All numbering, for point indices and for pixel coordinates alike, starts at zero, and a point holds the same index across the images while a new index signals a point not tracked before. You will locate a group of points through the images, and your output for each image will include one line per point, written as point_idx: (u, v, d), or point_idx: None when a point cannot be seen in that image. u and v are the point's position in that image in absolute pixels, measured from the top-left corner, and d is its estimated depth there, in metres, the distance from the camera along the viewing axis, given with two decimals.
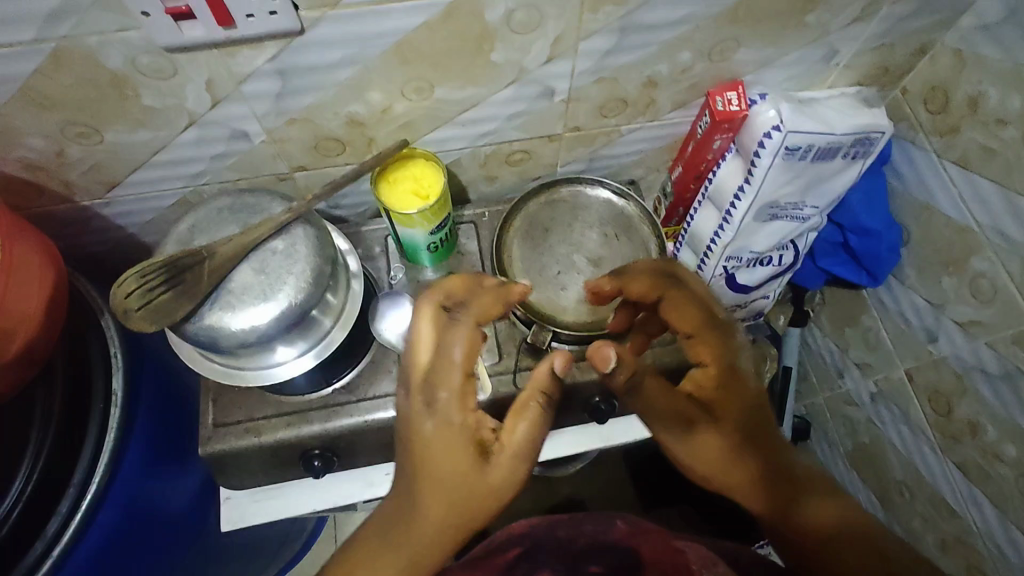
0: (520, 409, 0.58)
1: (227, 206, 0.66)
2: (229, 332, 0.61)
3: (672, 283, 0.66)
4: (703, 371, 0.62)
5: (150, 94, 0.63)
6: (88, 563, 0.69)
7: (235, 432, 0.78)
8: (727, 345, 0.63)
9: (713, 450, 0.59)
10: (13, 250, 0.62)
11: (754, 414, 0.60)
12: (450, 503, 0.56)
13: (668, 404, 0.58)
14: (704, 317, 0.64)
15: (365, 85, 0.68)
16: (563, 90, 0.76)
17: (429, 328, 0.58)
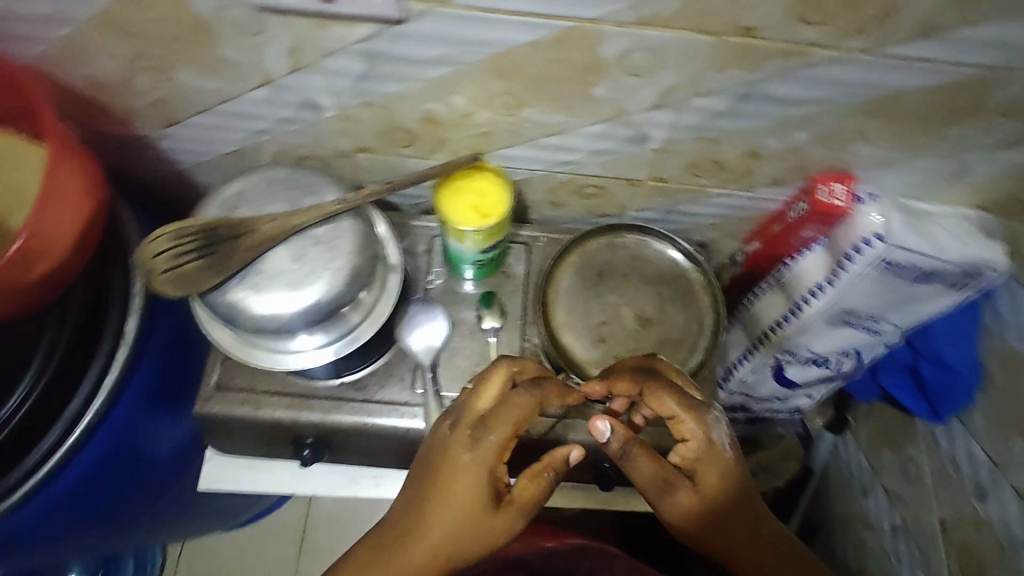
0: (537, 472, 0.60)
1: (279, 179, 0.62)
2: (250, 315, 0.57)
3: (646, 376, 0.64)
4: (687, 445, 0.62)
5: (231, 46, 0.59)
6: (65, 492, 0.68)
7: (235, 400, 0.76)
8: (708, 423, 0.62)
9: (698, 516, 0.62)
10: (55, 174, 0.58)
11: (735, 486, 0.62)
12: (454, 539, 0.57)
13: (657, 475, 0.61)
14: (684, 402, 0.62)
15: (452, 87, 0.63)
16: (659, 139, 0.69)
17: (497, 386, 0.60)
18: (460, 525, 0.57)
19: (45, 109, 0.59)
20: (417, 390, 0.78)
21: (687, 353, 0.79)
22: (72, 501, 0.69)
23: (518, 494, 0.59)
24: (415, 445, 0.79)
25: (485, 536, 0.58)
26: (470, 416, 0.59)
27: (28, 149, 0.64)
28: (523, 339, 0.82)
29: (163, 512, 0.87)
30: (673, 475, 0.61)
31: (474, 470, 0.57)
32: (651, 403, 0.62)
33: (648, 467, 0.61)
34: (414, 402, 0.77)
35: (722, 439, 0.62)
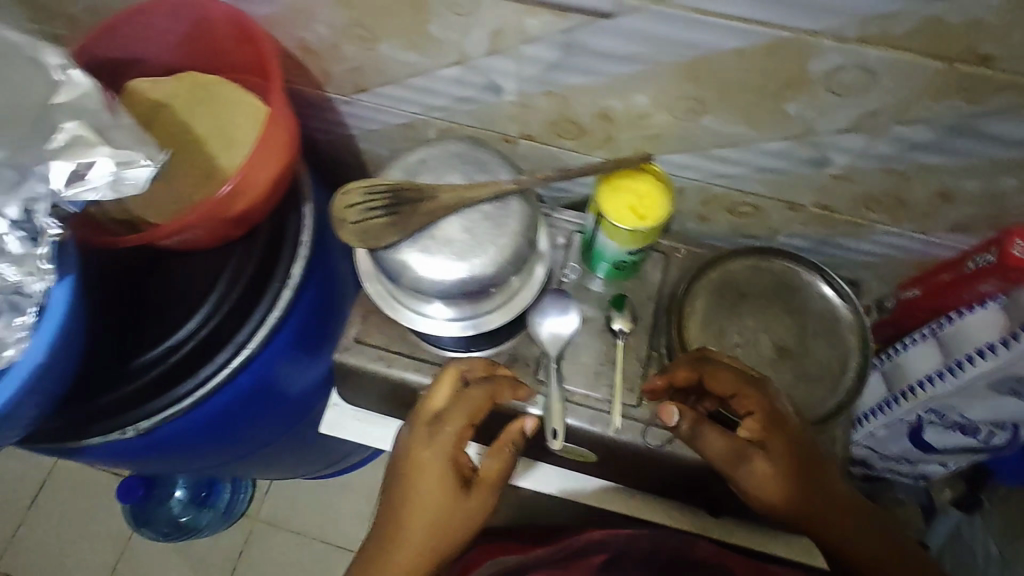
0: (498, 447, 0.63)
1: (458, 153, 0.65)
2: (414, 276, 0.60)
3: (705, 359, 0.68)
4: (753, 416, 0.65)
5: (439, 23, 0.63)
6: (217, 409, 0.73)
7: (370, 355, 0.80)
8: (769, 393, 0.65)
9: (773, 479, 0.62)
10: (273, 121, 0.64)
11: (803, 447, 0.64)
12: (443, 528, 0.59)
13: (730, 447, 0.63)
14: (743, 377, 0.66)
15: (637, 85, 0.63)
16: (840, 165, 0.66)
17: (448, 385, 0.64)
18: (437, 513, 0.59)
19: (273, 62, 0.66)
20: (539, 378, 0.79)
21: (827, 393, 0.76)
22: (218, 420, 0.75)
23: (484, 473, 0.62)
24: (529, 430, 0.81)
25: (465, 519, 0.60)
26: (426, 415, 0.62)
27: (244, 99, 0.71)
28: (650, 348, 0.81)
29: (282, 444, 0.93)
30: (746, 448, 0.63)
31: (441, 456, 0.60)
32: (712, 383, 0.67)
33: (719, 440, 0.63)
34: (536, 389, 0.79)
35: (785, 409, 0.65)
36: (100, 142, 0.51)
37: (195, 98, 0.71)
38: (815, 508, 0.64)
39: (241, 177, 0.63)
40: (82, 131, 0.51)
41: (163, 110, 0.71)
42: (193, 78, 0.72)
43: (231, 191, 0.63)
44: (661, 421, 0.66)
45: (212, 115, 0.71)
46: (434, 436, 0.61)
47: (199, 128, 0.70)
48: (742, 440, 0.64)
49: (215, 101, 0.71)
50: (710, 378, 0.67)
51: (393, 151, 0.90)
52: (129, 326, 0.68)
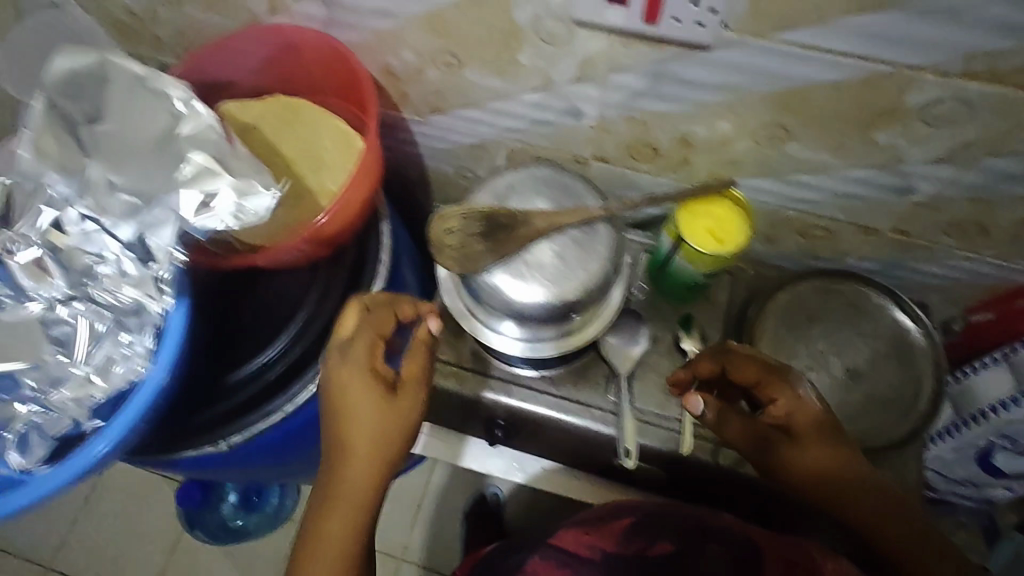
0: (414, 348, 0.61)
1: (544, 178, 0.67)
2: (507, 298, 0.63)
3: (727, 355, 0.65)
4: (776, 405, 0.63)
5: (529, 52, 0.64)
6: (300, 425, 0.73)
7: (441, 371, 0.81)
8: (794, 382, 0.63)
9: (795, 466, 0.63)
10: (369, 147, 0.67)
11: (823, 431, 0.62)
12: (378, 443, 0.58)
13: (750, 434, 0.65)
14: (763, 369, 0.63)
15: (724, 113, 0.64)
16: (924, 193, 0.66)
17: (352, 312, 0.60)
18: (375, 425, 0.58)
19: (372, 90, 0.69)
20: (609, 397, 0.80)
21: (899, 416, 0.76)
22: (301, 435, 0.75)
23: (406, 374, 0.60)
24: (598, 446, 0.83)
25: (400, 423, 0.59)
26: (335, 340, 0.60)
27: (330, 119, 0.73)
28: None
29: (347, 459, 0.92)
30: (767, 435, 0.64)
31: (355, 369, 0.58)
32: (735, 377, 0.64)
33: (740, 427, 0.65)
34: (607, 407, 0.80)
35: (810, 395, 0.63)
36: (221, 171, 0.56)
37: (281, 118, 0.73)
38: (837, 484, 0.62)
39: (339, 203, 0.65)
40: (205, 163, 0.56)
41: (252, 131, 0.72)
42: (278, 98, 0.74)
43: (329, 216, 0.65)
44: (688, 410, 0.68)
45: (300, 137, 0.73)
46: (351, 350, 0.59)
47: (288, 149, 0.72)
48: (764, 425, 0.65)
49: (302, 122, 0.73)
50: (734, 372, 0.64)
51: (460, 168, 0.91)
52: (225, 343, 0.71)
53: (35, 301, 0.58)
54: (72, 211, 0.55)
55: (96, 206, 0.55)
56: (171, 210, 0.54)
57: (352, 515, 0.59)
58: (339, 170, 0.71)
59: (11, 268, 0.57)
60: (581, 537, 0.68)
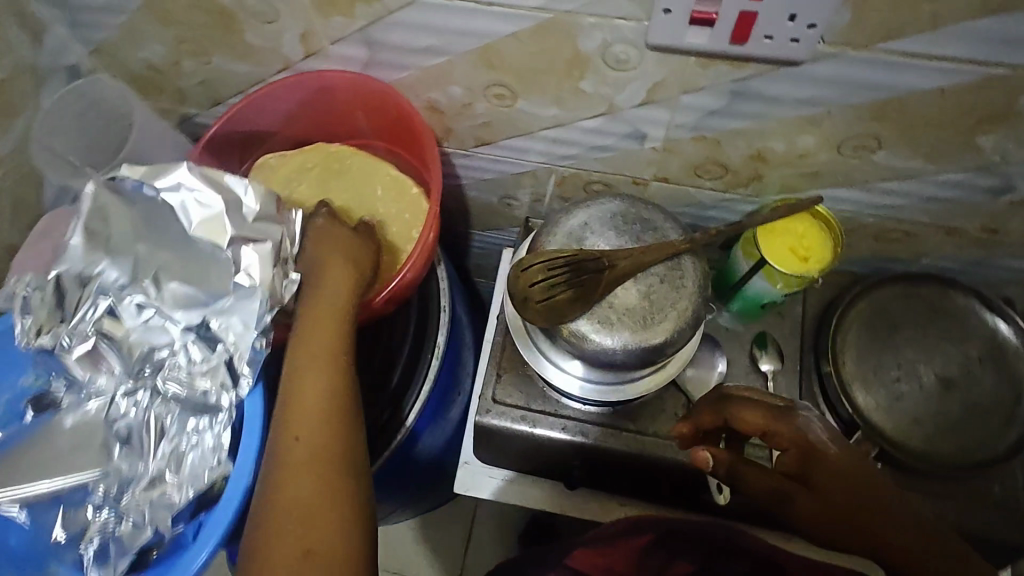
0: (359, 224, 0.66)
1: (617, 213, 0.62)
2: (596, 349, 0.58)
3: (739, 408, 0.59)
4: (789, 451, 0.57)
5: (593, 79, 0.60)
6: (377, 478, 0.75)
7: (511, 416, 0.76)
8: (802, 424, 0.57)
9: (812, 514, 0.55)
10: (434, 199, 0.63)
11: (845, 474, 0.54)
12: (355, 286, 0.59)
13: (771, 488, 0.56)
14: (775, 419, 0.58)
15: (807, 127, 0.60)
16: (1023, 190, 0.63)
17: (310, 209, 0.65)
18: (345, 261, 0.60)
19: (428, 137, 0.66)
20: None
21: (1003, 424, 0.71)
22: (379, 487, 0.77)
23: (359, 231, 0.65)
24: (685, 486, 0.77)
25: (364, 255, 0.62)
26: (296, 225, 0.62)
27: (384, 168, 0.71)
28: (802, 386, 0.77)
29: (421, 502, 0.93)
30: (785, 488, 0.56)
31: (324, 226, 0.62)
32: (741, 426, 0.59)
33: (757, 484, 0.56)
34: None
35: (821, 435, 0.57)
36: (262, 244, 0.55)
37: (333, 171, 0.71)
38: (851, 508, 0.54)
39: (409, 267, 0.62)
40: (248, 243, 0.54)
41: (303, 186, 0.70)
42: (328, 151, 0.72)
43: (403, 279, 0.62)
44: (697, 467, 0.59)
45: (354, 190, 0.70)
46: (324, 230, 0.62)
47: (343, 202, 0.70)
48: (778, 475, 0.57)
49: (357, 175, 0.71)
50: (740, 421, 0.59)
51: (503, 196, 0.87)
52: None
53: (94, 398, 0.56)
54: (131, 300, 0.54)
55: (154, 295, 0.54)
56: (236, 297, 0.53)
57: (335, 345, 0.55)
58: (401, 222, 0.69)
59: (67, 362, 0.55)
60: (596, 559, 0.61)
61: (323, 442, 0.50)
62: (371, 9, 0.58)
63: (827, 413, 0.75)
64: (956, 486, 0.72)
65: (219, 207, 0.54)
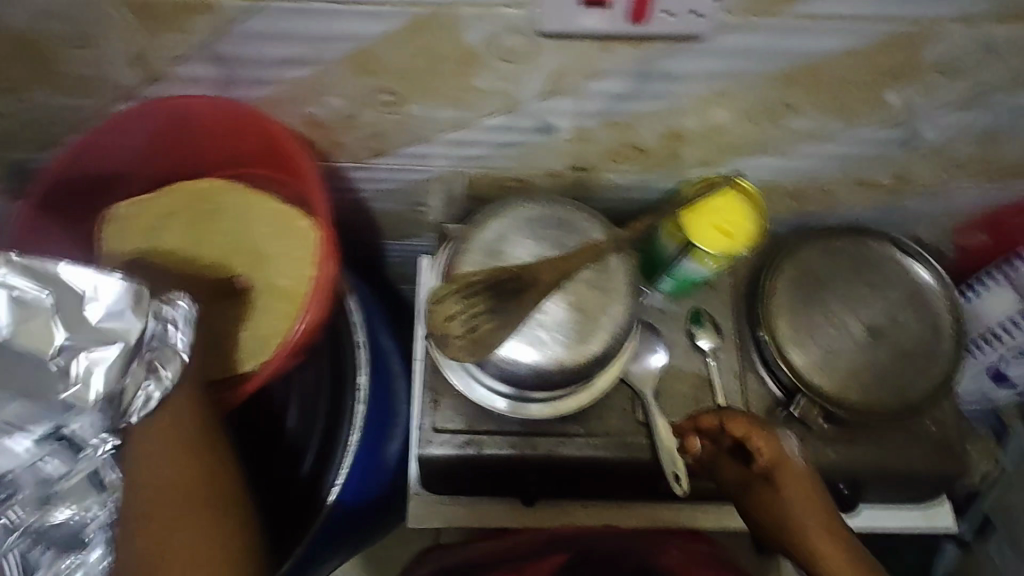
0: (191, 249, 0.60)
1: (536, 218, 0.57)
2: (529, 372, 0.54)
3: (750, 434, 0.66)
4: (763, 460, 0.66)
5: (487, 75, 0.53)
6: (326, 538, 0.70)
7: (456, 442, 0.71)
8: (781, 445, 0.66)
9: (772, 505, 0.66)
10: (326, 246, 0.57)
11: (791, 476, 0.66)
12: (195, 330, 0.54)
13: (737, 479, 0.69)
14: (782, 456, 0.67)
15: (719, 101, 0.56)
16: (930, 139, 0.62)
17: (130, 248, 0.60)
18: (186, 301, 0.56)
19: (303, 159, 0.57)
20: (641, 420, 0.73)
21: (930, 364, 0.74)
22: (332, 543, 0.72)
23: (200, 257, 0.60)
24: (644, 478, 0.74)
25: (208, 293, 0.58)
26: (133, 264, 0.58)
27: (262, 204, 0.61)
28: (743, 358, 0.76)
29: (389, 531, 0.87)
30: (753, 481, 0.68)
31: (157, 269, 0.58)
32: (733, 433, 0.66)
33: (728, 473, 0.69)
34: (640, 433, 0.72)
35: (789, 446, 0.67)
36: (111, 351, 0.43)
37: (209, 211, 0.62)
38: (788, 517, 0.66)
39: (310, 313, 0.56)
40: (89, 351, 0.43)
41: (180, 234, 0.61)
42: (201, 187, 0.62)
43: (306, 326, 0.56)
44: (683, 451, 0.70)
45: (237, 229, 0.61)
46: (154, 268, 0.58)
47: (227, 245, 0.61)
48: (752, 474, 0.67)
49: (237, 211, 0.61)
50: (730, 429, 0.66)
51: (411, 205, 0.79)
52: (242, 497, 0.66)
53: None
54: None
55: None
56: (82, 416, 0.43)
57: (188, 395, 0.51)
58: (292, 260, 0.60)
59: None
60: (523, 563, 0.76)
61: (178, 485, 0.49)
62: (212, 20, 0.49)
63: (768, 381, 0.75)
64: (895, 430, 0.74)
65: (41, 309, 0.42)
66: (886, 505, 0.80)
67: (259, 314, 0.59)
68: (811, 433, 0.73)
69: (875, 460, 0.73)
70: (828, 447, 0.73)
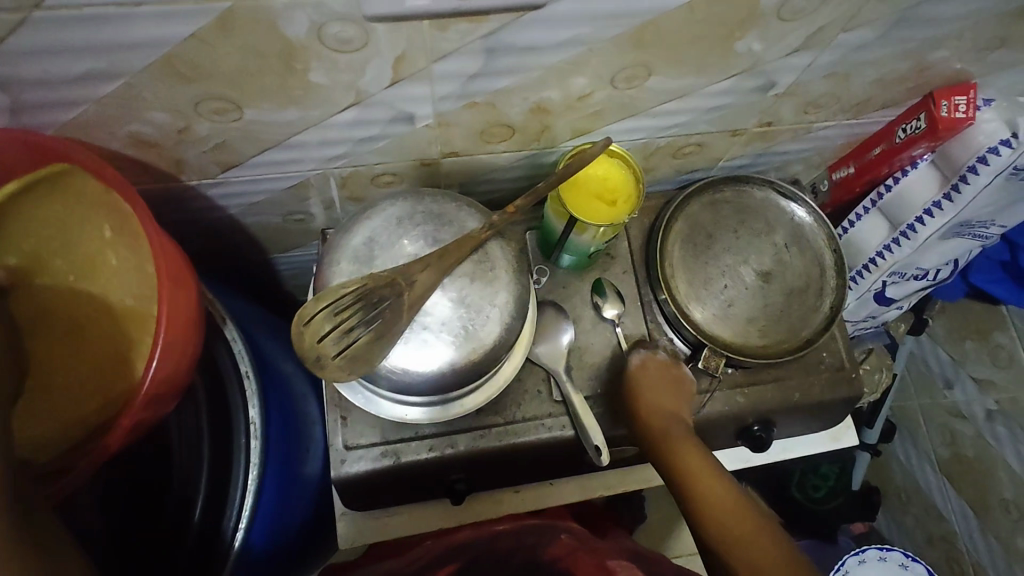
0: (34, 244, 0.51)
1: (405, 214, 0.54)
2: (420, 379, 0.52)
3: (632, 361, 0.71)
4: (645, 366, 0.70)
5: (323, 68, 0.49)
6: None
7: (371, 456, 0.68)
8: (666, 358, 0.72)
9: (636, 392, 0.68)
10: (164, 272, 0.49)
11: (664, 383, 0.69)
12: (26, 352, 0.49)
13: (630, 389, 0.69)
14: (664, 371, 0.70)
15: (575, 69, 0.55)
16: (785, 84, 0.63)
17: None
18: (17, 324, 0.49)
19: (136, 201, 0.49)
20: (557, 400, 0.72)
21: (818, 297, 0.77)
22: None
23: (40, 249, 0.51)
24: (568, 454, 0.74)
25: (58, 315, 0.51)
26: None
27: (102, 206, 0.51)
28: (647, 319, 0.76)
29: (319, 554, 0.83)
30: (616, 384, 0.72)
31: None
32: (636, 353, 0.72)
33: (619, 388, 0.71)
34: (558, 411, 0.72)
35: (673, 365, 0.71)
36: None
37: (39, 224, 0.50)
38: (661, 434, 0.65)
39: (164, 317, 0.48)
40: None
41: (6, 248, 0.50)
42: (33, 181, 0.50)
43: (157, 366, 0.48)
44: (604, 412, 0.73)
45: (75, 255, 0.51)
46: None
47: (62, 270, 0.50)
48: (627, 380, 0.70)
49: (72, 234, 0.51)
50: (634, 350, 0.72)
51: (287, 213, 0.74)
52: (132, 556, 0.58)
53: None
54: None
55: None
56: None
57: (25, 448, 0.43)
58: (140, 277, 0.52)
59: None
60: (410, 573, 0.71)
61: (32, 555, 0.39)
62: None
63: (674, 338, 0.76)
64: (795, 365, 0.77)
65: None
66: (797, 435, 0.84)
67: (86, 372, 0.51)
68: (721, 383, 0.75)
69: (782, 397, 0.76)
70: (737, 392, 0.75)
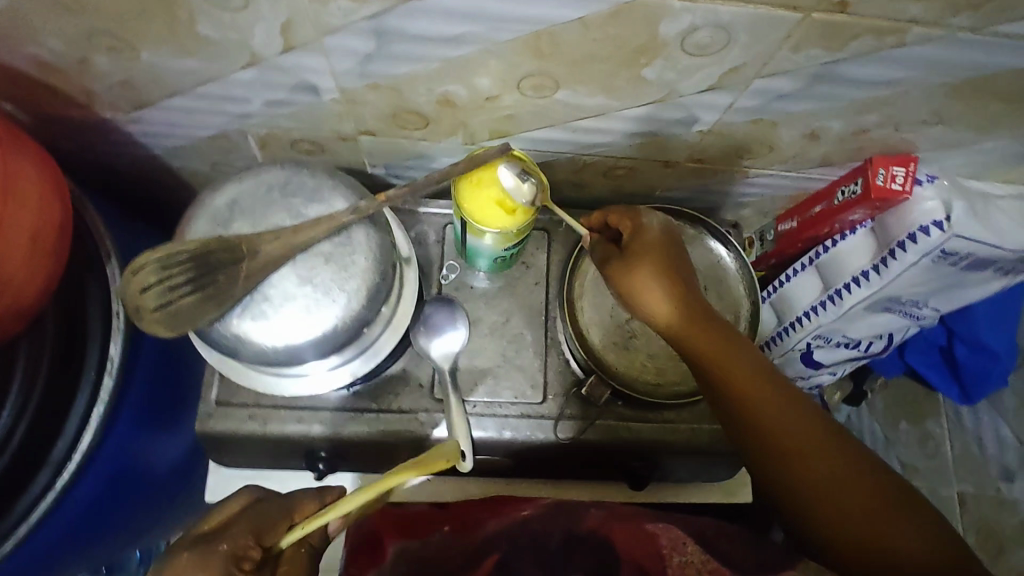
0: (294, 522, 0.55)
1: (278, 183, 0.54)
2: (257, 349, 0.51)
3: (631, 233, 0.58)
4: (641, 248, 0.57)
5: (207, 22, 0.49)
6: (61, 535, 0.61)
7: (239, 416, 0.68)
8: (651, 223, 0.58)
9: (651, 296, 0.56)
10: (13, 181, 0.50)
11: (671, 266, 0.56)
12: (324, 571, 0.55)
13: (639, 287, 0.56)
14: (668, 241, 0.57)
15: (474, 67, 0.53)
16: (707, 121, 0.61)
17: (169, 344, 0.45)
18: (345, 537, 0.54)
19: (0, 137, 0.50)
20: (436, 397, 0.71)
21: None
22: (79, 536, 0.63)
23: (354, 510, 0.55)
24: None
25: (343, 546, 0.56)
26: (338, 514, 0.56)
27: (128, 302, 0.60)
28: (547, 334, 0.75)
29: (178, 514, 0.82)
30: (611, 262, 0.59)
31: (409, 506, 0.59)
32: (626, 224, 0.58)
33: (617, 270, 0.58)
34: (435, 409, 0.71)
35: (672, 235, 0.57)
36: None
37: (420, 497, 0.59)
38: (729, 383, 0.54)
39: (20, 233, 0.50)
40: None
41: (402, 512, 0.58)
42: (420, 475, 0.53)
43: None
44: (484, 418, 0.72)
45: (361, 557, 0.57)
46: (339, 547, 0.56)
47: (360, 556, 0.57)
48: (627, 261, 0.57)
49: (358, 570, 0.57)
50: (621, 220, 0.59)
51: (212, 165, 0.74)
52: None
53: None
54: None
55: None
56: None
57: None
58: None
59: None
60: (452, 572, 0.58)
61: None
62: None
63: (570, 359, 0.74)
64: (684, 412, 0.73)
65: None
66: (692, 482, 0.82)
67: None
68: (603, 412, 0.73)
69: (664, 441, 0.73)
70: (621, 426, 0.73)
